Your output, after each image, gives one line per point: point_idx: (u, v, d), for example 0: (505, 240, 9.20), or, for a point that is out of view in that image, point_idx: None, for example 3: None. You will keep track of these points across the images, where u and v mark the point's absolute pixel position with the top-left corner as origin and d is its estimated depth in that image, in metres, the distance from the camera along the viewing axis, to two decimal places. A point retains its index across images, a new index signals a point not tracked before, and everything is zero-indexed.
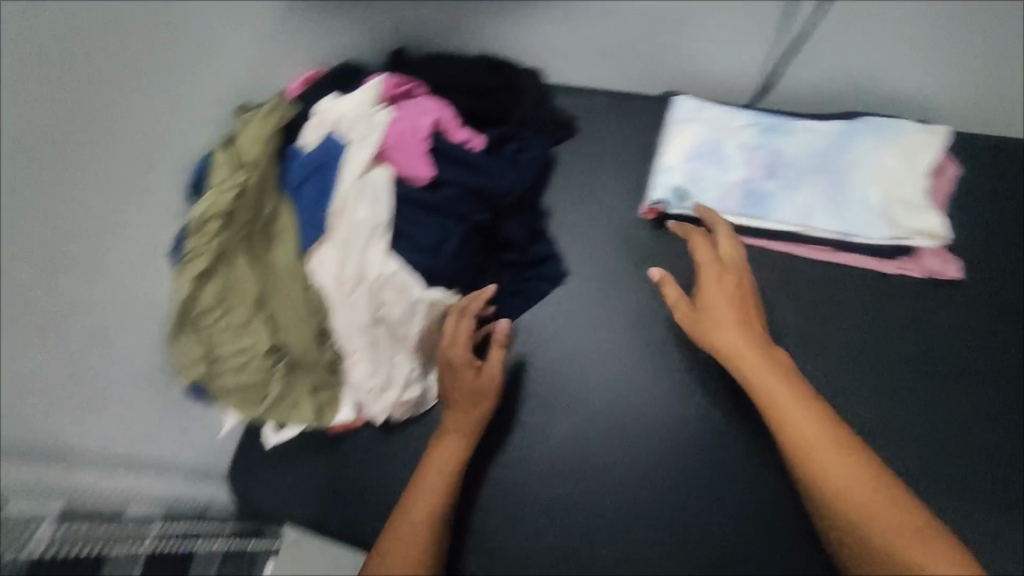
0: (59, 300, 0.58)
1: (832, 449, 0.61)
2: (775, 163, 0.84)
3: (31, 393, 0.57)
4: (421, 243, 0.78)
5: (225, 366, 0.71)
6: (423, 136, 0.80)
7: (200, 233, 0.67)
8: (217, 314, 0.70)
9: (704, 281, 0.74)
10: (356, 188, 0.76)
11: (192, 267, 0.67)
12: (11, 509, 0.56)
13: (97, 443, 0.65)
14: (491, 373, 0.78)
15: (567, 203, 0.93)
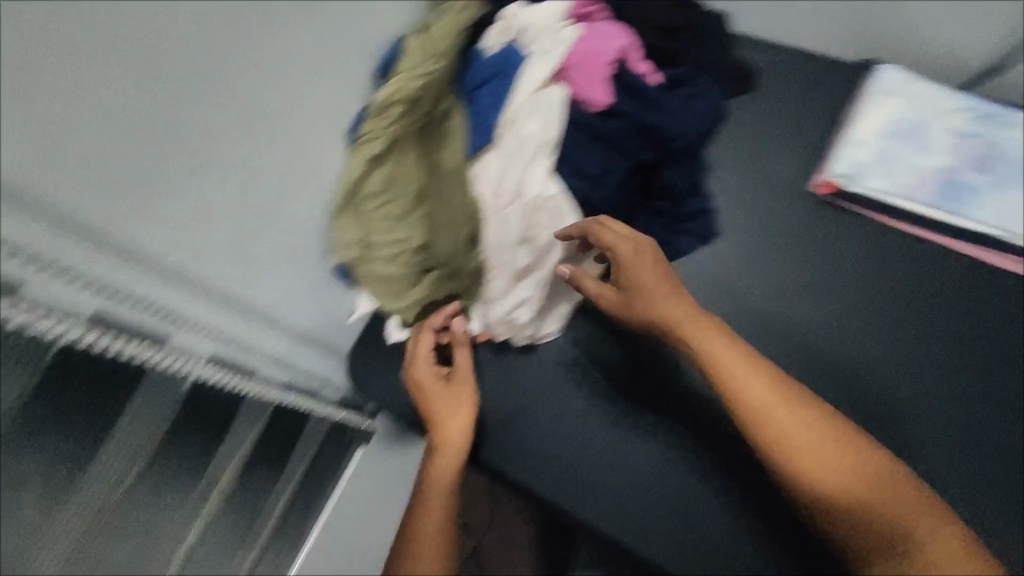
0: (246, 154, 0.55)
1: (774, 406, 0.65)
2: (981, 155, 0.80)
3: (207, 244, 0.53)
4: (584, 170, 0.76)
5: (376, 254, 0.72)
6: (609, 61, 0.76)
7: (383, 118, 0.66)
8: (380, 203, 0.71)
9: (625, 256, 0.68)
10: (531, 102, 0.73)
11: (370, 149, 0.67)
12: (176, 341, 0.56)
13: (258, 300, 0.64)
14: (461, 381, 0.81)
15: (730, 160, 0.87)
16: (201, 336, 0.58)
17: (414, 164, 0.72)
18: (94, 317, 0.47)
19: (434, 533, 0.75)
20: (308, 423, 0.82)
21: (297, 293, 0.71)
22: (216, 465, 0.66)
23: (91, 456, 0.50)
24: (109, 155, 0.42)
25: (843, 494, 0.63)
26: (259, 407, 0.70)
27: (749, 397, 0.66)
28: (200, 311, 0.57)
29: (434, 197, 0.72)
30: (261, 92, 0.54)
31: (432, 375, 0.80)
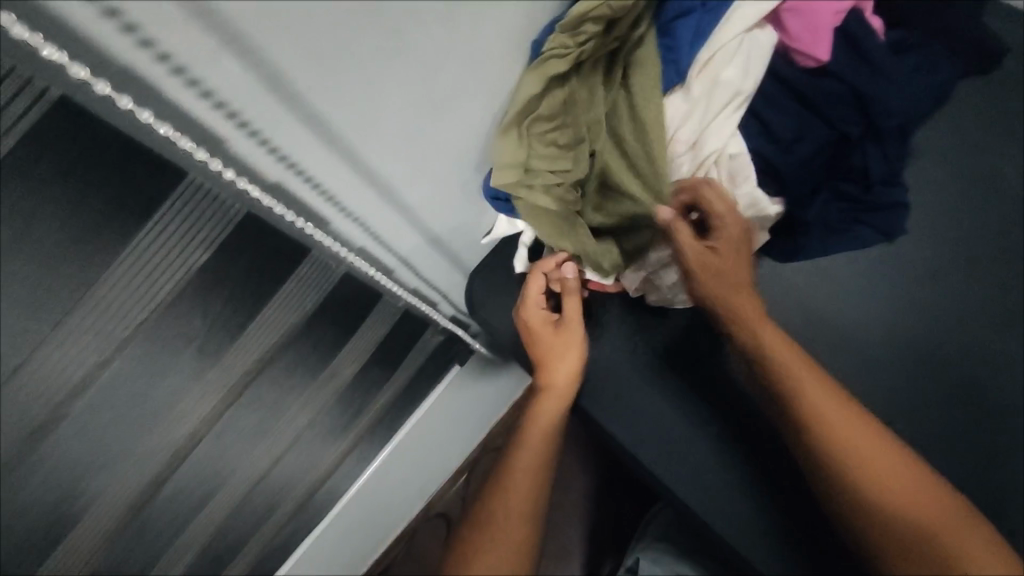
0: (446, 45, 0.50)
1: (845, 422, 0.67)
2: None
3: (381, 134, 0.51)
4: (773, 132, 0.68)
5: (536, 182, 0.66)
6: (839, 10, 0.66)
7: (574, 32, 0.57)
8: (552, 128, 0.64)
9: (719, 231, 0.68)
10: (734, 44, 0.64)
11: (554, 66, 0.59)
12: (334, 226, 0.55)
13: (412, 201, 0.62)
14: (572, 329, 0.76)
15: (931, 155, 0.79)
16: (359, 228, 0.57)
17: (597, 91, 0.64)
18: (273, 187, 0.46)
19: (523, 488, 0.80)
20: (423, 331, 0.83)
21: (447, 203, 0.69)
22: (339, 357, 0.67)
23: (235, 327, 0.51)
24: (327, 23, 0.37)
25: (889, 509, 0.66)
26: (389, 307, 0.71)
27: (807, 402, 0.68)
28: (365, 203, 0.56)
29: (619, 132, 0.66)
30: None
31: (544, 321, 0.77)
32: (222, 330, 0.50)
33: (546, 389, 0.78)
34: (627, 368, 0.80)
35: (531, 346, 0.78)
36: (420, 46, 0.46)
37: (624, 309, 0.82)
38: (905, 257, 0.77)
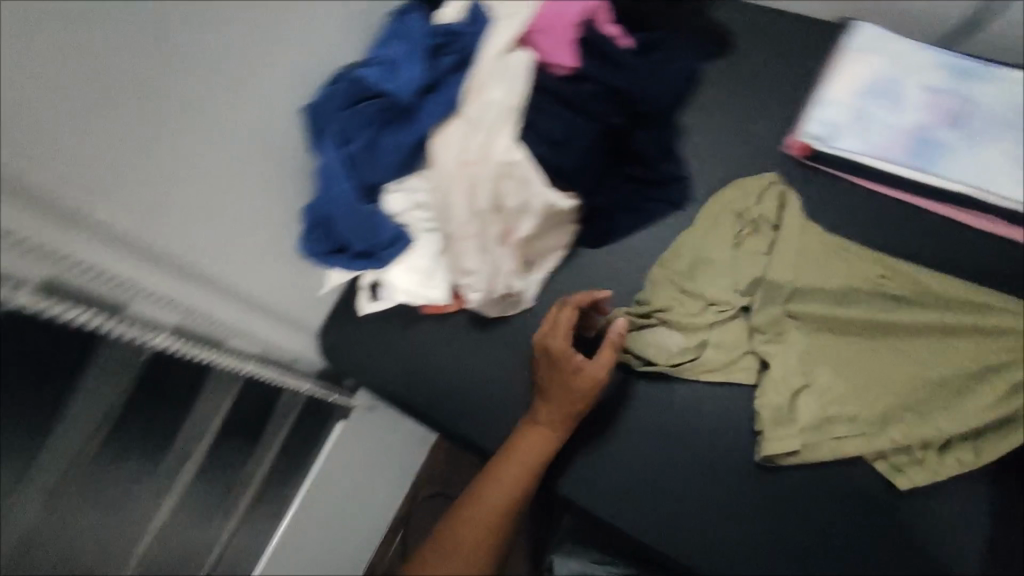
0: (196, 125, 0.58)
1: None
2: (961, 113, 0.72)
3: (163, 214, 0.57)
4: (550, 136, 0.74)
5: (699, 319, 0.76)
6: (575, 21, 0.74)
7: (736, 225, 0.79)
8: (770, 325, 0.74)
9: None
10: (495, 68, 0.72)
11: (722, 264, 0.78)
12: (135, 309, 0.58)
13: (219, 270, 0.66)
14: (588, 381, 0.72)
15: (703, 124, 0.84)
16: (167, 309, 0.61)
17: (926, 293, 0.71)
18: (46, 283, 0.49)
19: (478, 524, 0.73)
20: (281, 395, 0.83)
21: (261, 266, 0.73)
22: (181, 437, 0.67)
23: (37, 431, 0.52)
24: (54, 123, 0.46)
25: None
26: (227, 378, 0.71)
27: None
28: (168, 283, 0.60)
29: (717, 275, 0.77)
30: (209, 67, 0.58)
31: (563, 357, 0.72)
32: (20, 435, 0.51)
33: (534, 420, 0.74)
34: (490, 384, 0.82)
35: (542, 369, 0.73)
36: (174, 130, 0.56)
37: (473, 330, 0.84)
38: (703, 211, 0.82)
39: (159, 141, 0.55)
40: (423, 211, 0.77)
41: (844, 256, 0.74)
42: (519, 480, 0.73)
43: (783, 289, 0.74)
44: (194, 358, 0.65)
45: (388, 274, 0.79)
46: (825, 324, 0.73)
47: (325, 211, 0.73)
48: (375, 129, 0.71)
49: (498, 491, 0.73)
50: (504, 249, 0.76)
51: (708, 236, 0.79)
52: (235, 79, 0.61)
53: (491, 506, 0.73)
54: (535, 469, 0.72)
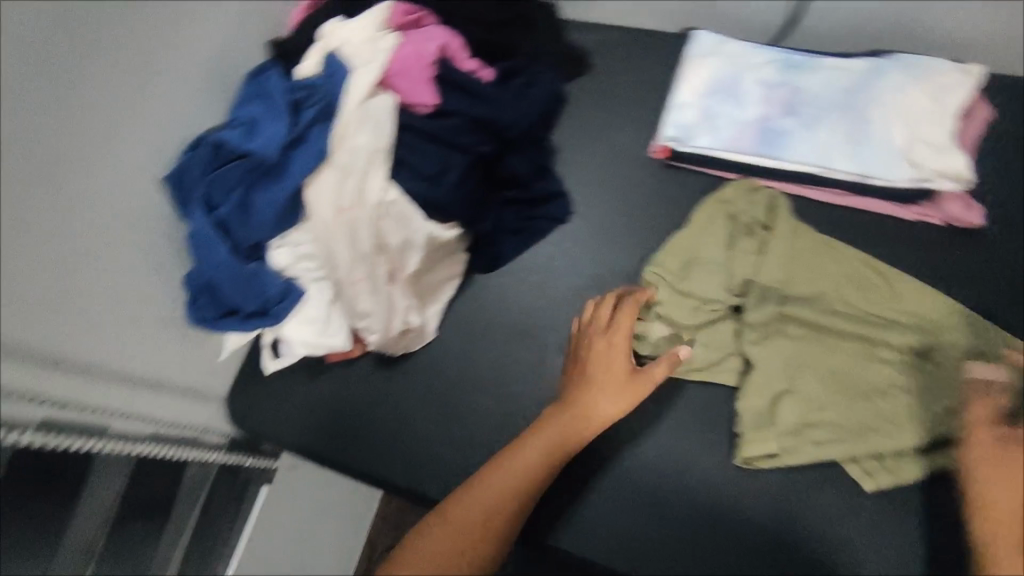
0: (58, 203, 0.56)
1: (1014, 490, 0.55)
2: (794, 101, 0.79)
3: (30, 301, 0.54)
4: (422, 172, 0.76)
5: (684, 309, 0.76)
6: (430, 61, 0.77)
7: (730, 229, 0.78)
8: (761, 324, 0.75)
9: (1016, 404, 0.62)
10: (357, 115, 0.73)
11: (718, 274, 0.77)
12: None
13: (96, 352, 0.63)
14: (642, 387, 0.71)
15: (573, 141, 0.89)
16: (33, 408, 0.58)
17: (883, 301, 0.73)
18: None
19: (476, 520, 0.64)
20: (188, 468, 0.81)
21: (143, 346, 0.71)
22: (74, 525, 0.66)
23: None
24: None
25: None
26: (117, 462, 0.69)
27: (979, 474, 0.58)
28: (32, 381, 0.56)
29: (705, 279, 0.77)
30: (63, 143, 0.56)
31: (620, 352, 0.72)
32: None
33: (564, 409, 0.70)
34: (401, 424, 0.82)
35: (589, 361, 0.72)
36: (33, 211, 0.53)
37: (380, 372, 0.84)
38: (585, 222, 0.85)
39: (18, 225, 0.52)
40: (310, 262, 0.77)
41: (829, 257, 0.75)
42: (524, 483, 0.67)
43: (759, 286, 0.76)
44: (70, 449, 0.63)
45: (284, 330, 0.79)
46: (803, 328, 0.74)
47: (207, 277, 0.73)
48: (244, 190, 0.72)
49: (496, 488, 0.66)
50: (394, 286, 0.77)
51: (715, 242, 0.77)
52: (92, 153, 0.59)
53: (487, 502, 0.65)
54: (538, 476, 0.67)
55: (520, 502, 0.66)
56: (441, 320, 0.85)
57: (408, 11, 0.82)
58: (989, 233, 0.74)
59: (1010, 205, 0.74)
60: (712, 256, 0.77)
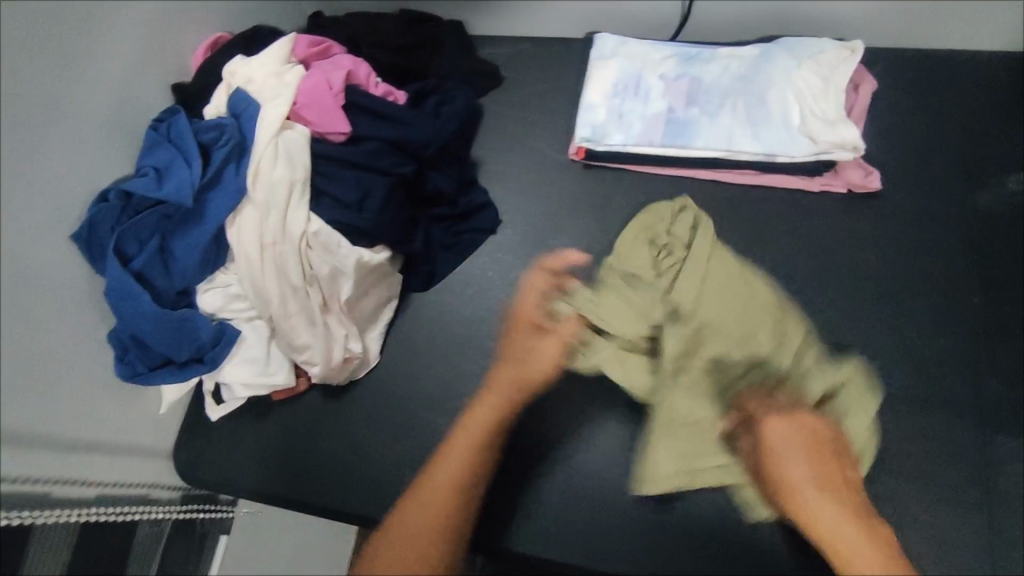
0: None
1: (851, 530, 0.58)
2: (694, 92, 0.83)
3: None
4: (343, 200, 0.77)
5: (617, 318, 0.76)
6: (338, 88, 0.78)
7: (652, 251, 0.78)
8: (679, 351, 0.73)
9: (771, 443, 0.65)
10: (270, 148, 0.74)
11: (635, 284, 0.77)
12: None
13: (20, 419, 0.61)
14: (553, 341, 0.73)
15: (493, 153, 0.90)
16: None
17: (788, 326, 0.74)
18: None
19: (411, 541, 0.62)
20: (139, 530, 0.77)
21: (71, 409, 0.68)
22: None
23: None
24: None
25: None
26: (60, 534, 0.65)
27: (797, 483, 0.62)
28: None
29: (637, 297, 0.77)
30: None
31: (532, 321, 0.74)
32: None
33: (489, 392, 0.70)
34: (355, 452, 0.81)
35: (506, 340, 0.74)
36: None
37: (327, 404, 0.83)
38: (513, 230, 0.87)
39: None
40: (242, 301, 0.77)
41: (739, 277, 0.75)
42: (471, 454, 0.67)
43: (678, 308, 0.75)
44: (8, 526, 0.59)
45: (223, 374, 0.78)
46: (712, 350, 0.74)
47: (132, 331, 0.70)
48: (161, 238, 0.72)
49: (448, 471, 0.65)
50: (329, 315, 0.77)
51: (643, 252, 0.78)
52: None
53: (442, 487, 0.65)
54: (486, 441, 0.68)
55: (472, 475, 0.66)
56: (383, 344, 0.85)
57: (313, 42, 0.84)
58: (889, 195, 0.78)
59: (903, 167, 0.79)
60: (643, 264, 0.78)
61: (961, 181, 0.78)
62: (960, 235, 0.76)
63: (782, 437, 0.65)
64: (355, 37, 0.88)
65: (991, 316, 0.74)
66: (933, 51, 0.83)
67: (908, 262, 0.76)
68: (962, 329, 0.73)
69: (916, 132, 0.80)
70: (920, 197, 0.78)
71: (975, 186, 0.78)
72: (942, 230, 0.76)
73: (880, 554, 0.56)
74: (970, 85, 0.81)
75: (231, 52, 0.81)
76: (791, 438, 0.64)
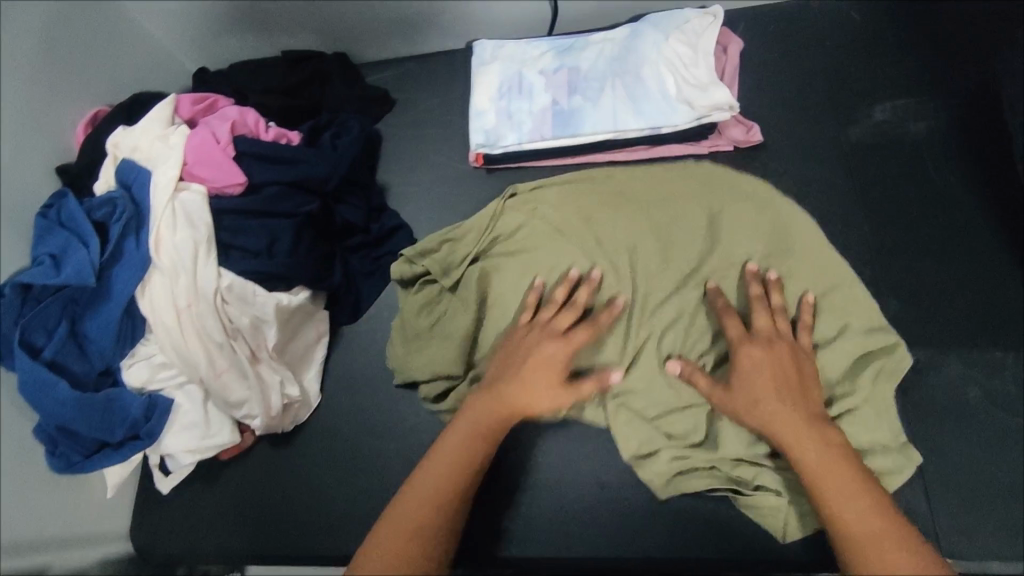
0: None
1: (849, 487, 0.58)
2: (574, 79, 0.85)
3: None
4: (252, 250, 0.78)
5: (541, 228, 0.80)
6: (225, 142, 0.79)
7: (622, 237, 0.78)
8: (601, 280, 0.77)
9: (748, 369, 0.66)
10: (169, 212, 0.74)
11: (562, 241, 0.79)
12: None
13: None
14: (542, 362, 0.68)
15: (399, 175, 0.92)
16: None
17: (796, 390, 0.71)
18: None
19: (404, 529, 0.59)
20: None
21: (19, 514, 0.67)
22: None
23: None
24: None
25: (853, 543, 0.55)
26: None
27: (756, 419, 0.65)
28: None
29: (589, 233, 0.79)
30: None
31: (552, 358, 0.68)
32: None
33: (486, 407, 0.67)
34: (314, 496, 0.80)
35: (506, 354, 0.71)
36: None
37: (279, 453, 0.83)
38: None
39: None
40: (170, 369, 0.77)
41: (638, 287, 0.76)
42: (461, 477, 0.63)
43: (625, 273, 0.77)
44: None
45: (165, 445, 0.77)
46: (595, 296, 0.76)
47: (56, 422, 0.69)
48: (70, 322, 0.71)
49: (405, 515, 0.60)
50: (260, 365, 0.77)
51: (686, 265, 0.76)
52: None
53: (383, 559, 0.57)
54: (466, 467, 0.64)
55: (455, 496, 0.62)
56: (322, 382, 0.85)
57: (197, 99, 0.85)
58: (772, 145, 0.82)
59: (778, 116, 0.83)
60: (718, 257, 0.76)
61: (834, 119, 0.82)
62: (846, 169, 0.80)
63: (755, 367, 0.66)
64: (240, 88, 0.91)
65: (890, 238, 0.77)
66: (783, 4, 0.89)
67: (803, 203, 0.79)
68: (866, 255, 0.77)
69: (785, 81, 0.85)
70: (804, 141, 0.82)
71: (848, 121, 0.82)
72: (829, 169, 0.80)
73: (845, 461, 0.60)
74: (827, 31, 0.86)
75: (113, 123, 0.81)
76: (781, 397, 0.64)
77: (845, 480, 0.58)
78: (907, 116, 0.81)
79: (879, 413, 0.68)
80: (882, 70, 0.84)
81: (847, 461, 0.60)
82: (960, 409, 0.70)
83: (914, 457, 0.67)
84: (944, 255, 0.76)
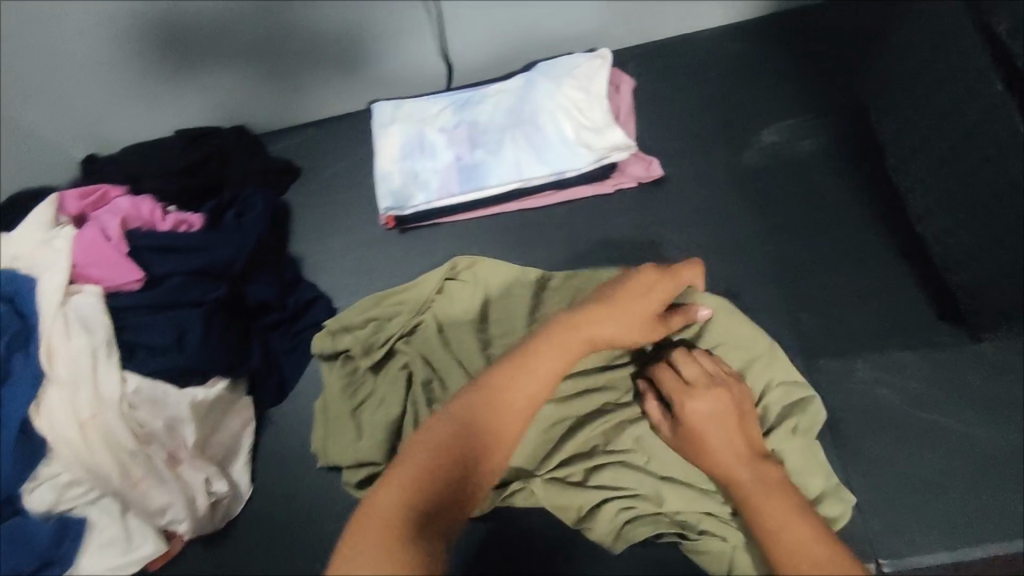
0: None
1: (800, 529, 0.56)
2: (475, 133, 0.86)
3: None
4: (159, 347, 0.74)
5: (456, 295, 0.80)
6: (118, 236, 0.76)
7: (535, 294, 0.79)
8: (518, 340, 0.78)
9: (692, 415, 0.65)
10: (61, 320, 0.70)
11: (476, 303, 0.79)
12: None
13: None
14: (661, 290, 0.70)
15: (312, 244, 0.90)
16: None
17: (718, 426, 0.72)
18: None
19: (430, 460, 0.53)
20: None
21: None
22: None
23: None
24: None
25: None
26: None
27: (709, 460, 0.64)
28: None
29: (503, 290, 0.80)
30: None
31: (660, 292, 0.70)
32: None
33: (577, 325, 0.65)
34: None
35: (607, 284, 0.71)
36: None
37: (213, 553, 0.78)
38: None
39: None
40: (79, 486, 0.71)
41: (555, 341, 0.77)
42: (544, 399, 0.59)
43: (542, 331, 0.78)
44: None
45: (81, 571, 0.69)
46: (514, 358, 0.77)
47: None
48: None
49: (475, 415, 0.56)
50: (181, 466, 0.73)
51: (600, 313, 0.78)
52: None
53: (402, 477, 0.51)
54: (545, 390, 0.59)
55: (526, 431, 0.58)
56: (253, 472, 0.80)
57: (85, 193, 0.81)
58: (672, 177, 0.85)
59: (674, 149, 0.87)
60: None
61: (726, 145, 0.86)
62: (744, 192, 0.84)
63: (704, 413, 0.65)
64: (132, 173, 0.87)
65: (791, 253, 0.81)
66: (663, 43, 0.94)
67: (708, 230, 0.82)
68: (772, 272, 0.80)
69: (675, 115, 0.89)
70: (700, 170, 0.85)
71: (739, 147, 0.86)
72: (727, 194, 0.84)
73: (789, 505, 0.58)
74: (707, 64, 0.91)
75: None
76: (730, 446, 0.63)
77: (794, 527, 0.56)
78: (791, 136, 0.86)
79: (809, 457, 0.69)
80: (762, 96, 0.89)
81: (797, 508, 0.58)
82: (877, 409, 0.73)
83: (847, 496, 0.68)
84: (841, 262, 0.80)
